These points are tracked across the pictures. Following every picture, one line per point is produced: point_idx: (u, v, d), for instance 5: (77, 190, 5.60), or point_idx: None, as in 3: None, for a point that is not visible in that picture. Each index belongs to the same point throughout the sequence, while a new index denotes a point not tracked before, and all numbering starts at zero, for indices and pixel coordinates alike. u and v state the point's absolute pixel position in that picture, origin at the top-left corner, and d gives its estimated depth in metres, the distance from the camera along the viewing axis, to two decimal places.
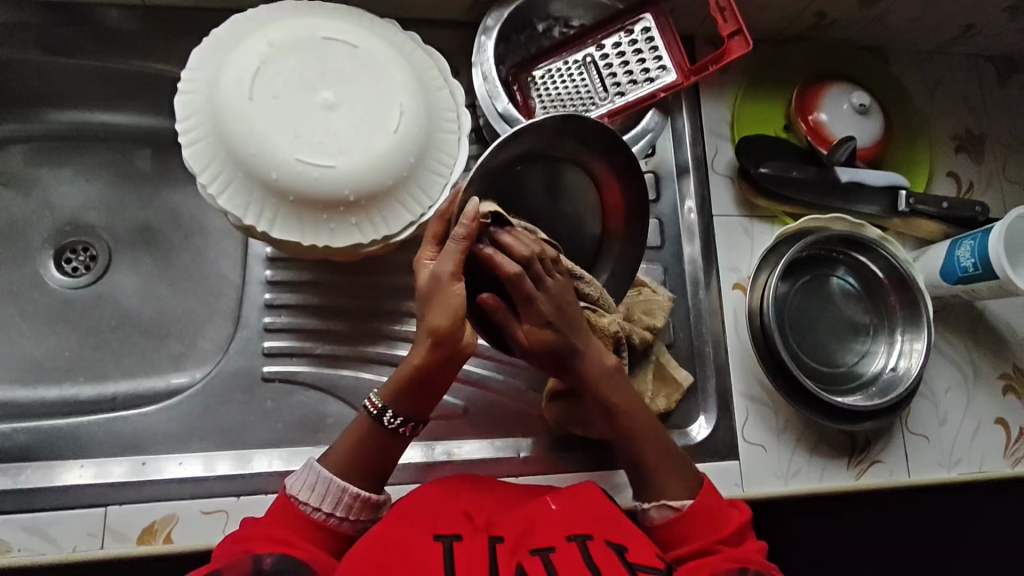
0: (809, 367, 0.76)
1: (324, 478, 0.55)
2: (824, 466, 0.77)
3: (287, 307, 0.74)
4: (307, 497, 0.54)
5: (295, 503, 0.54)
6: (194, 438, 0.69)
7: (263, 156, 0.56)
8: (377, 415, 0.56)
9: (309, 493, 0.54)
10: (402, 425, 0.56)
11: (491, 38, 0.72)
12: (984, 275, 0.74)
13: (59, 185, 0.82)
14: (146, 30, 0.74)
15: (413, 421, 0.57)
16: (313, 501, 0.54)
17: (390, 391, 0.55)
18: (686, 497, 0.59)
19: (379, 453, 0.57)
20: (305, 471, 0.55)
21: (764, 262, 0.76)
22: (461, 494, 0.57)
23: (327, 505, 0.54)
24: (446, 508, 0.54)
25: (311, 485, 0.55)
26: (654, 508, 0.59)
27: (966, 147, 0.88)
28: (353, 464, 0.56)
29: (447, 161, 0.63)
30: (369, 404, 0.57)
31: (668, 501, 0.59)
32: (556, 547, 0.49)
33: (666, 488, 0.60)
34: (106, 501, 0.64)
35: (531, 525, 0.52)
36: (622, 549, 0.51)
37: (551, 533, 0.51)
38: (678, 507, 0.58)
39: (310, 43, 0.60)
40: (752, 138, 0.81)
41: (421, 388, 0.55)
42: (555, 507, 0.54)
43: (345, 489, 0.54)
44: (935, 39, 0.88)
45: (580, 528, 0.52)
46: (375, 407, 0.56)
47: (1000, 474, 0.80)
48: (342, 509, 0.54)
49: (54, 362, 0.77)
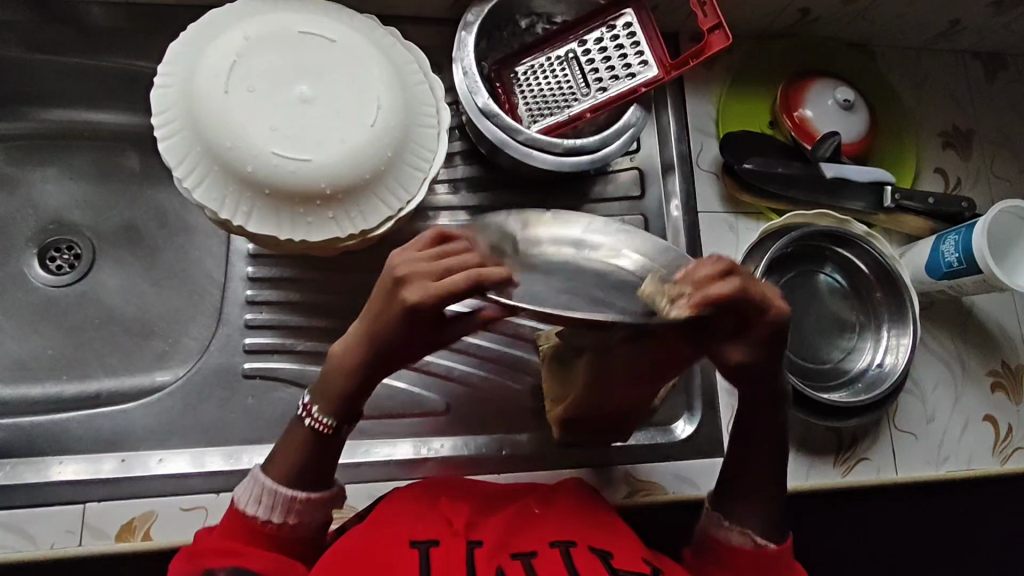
0: (795, 363, 0.76)
1: (266, 487, 0.54)
2: (810, 463, 0.76)
3: (268, 304, 0.74)
4: (255, 510, 0.53)
5: (242, 515, 0.53)
6: (175, 436, 0.69)
7: (239, 149, 0.56)
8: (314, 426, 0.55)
9: (256, 506, 0.53)
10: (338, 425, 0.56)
11: (472, 33, 0.72)
12: (967, 270, 0.74)
13: (44, 185, 0.82)
14: (128, 28, 0.75)
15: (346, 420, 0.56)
16: (261, 513, 0.53)
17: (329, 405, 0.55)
18: (771, 540, 0.57)
19: (327, 462, 0.56)
20: (250, 483, 0.54)
21: (748, 258, 0.76)
22: (441, 497, 0.56)
23: (275, 515, 0.53)
24: (425, 511, 0.53)
25: (257, 498, 0.53)
26: (734, 532, 0.57)
27: (953, 143, 0.88)
28: (298, 477, 0.55)
29: (427, 156, 0.62)
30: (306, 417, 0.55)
31: (750, 532, 0.57)
32: (539, 552, 0.50)
33: (750, 516, 0.58)
34: (84, 498, 0.64)
35: (514, 530, 0.52)
36: (606, 554, 0.51)
37: (534, 537, 0.52)
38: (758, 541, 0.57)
39: (287, 37, 0.60)
40: (738, 134, 0.80)
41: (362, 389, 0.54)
42: (539, 514, 0.54)
43: (292, 496, 0.54)
44: (920, 35, 0.88)
45: (563, 534, 0.52)
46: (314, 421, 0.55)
47: (988, 470, 0.79)
48: (292, 514, 0.54)
49: (37, 361, 0.77)
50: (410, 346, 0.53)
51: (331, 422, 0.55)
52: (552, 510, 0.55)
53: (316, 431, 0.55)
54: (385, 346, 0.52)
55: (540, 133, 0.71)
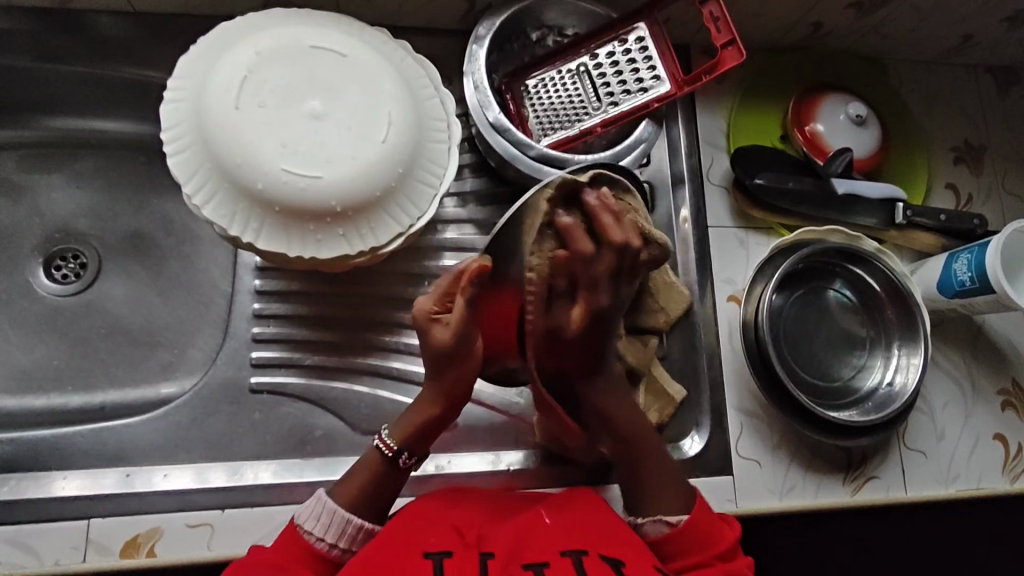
0: (804, 380, 0.75)
1: (329, 508, 0.55)
2: (819, 481, 0.76)
3: (274, 317, 0.74)
4: (312, 527, 0.54)
5: (299, 533, 0.54)
6: (181, 451, 0.68)
7: (249, 165, 0.56)
8: (389, 454, 0.58)
9: (314, 522, 0.54)
10: (406, 458, 0.59)
11: (483, 47, 0.71)
12: (981, 289, 0.73)
13: (50, 193, 0.82)
14: (137, 36, 0.74)
15: (414, 455, 0.60)
16: (317, 531, 0.54)
17: (404, 430, 0.59)
18: (684, 513, 0.57)
19: (391, 490, 0.59)
20: (314, 501, 0.56)
21: (760, 273, 0.75)
22: (451, 508, 0.56)
23: (330, 536, 0.54)
24: (436, 522, 0.53)
25: (316, 515, 0.55)
26: (648, 523, 0.58)
27: (965, 159, 0.87)
28: (366, 502, 0.57)
29: (438, 171, 0.62)
30: (381, 442, 0.59)
31: (664, 515, 0.57)
32: (550, 563, 0.48)
33: (663, 502, 0.59)
34: (88, 514, 0.63)
35: (526, 539, 0.51)
36: (617, 563, 0.50)
37: (545, 547, 0.50)
38: (673, 522, 0.57)
39: (297, 52, 0.59)
40: (749, 149, 0.80)
41: (429, 426, 0.60)
42: (550, 524, 0.53)
43: (349, 521, 0.55)
44: (933, 50, 0.88)
45: (574, 542, 0.51)
46: (389, 448, 0.58)
47: (998, 490, 0.78)
48: (345, 540, 0.55)
49: (41, 372, 0.77)
50: (458, 372, 0.59)
51: (397, 446, 0.59)
52: (563, 519, 0.54)
53: (383, 454, 0.58)
54: (441, 373, 0.60)
55: (550, 148, 0.71)
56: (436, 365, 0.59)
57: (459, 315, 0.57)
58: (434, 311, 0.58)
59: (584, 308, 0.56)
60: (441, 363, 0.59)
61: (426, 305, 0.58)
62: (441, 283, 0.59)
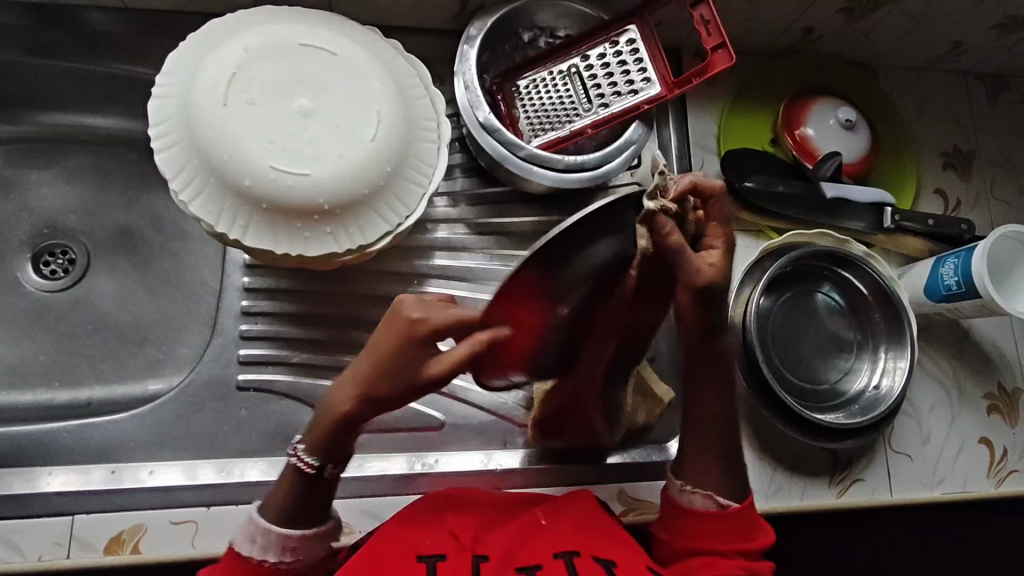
0: (792, 383, 0.76)
1: (261, 528, 0.53)
2: (806, 483, 0.76)
3: (264, 314, 0.74)
4: (251, 549, 0.53)
5: (235, 559, 0.53)
6: (166, 447, 0.68)
7: (236, 162, 0.56)
8: (309, 471, 0.53)
9: (250, 544, 0.53)
10: (328, 468, 0.53)
11: (474, 47, 0.71)
12: (967, 294, 0.74)
13: (39, 188, 0.81)
14: (128, 32, 0.74)
15: (338, 460, 0.54)
16: (257, 552, 0.53)
17: (318, 440, 0.52)
18: (733, 500, 0.58)
19: (324, 497, 0.55)
20: (245, 525, 0.54)
21: (748, 276, 0.76)
22: (446, 509, 0.55)
23: (272, 554, 0.53)
24: (432, 523, 0.53)
25: (252, 536, 0.53)
26: (698, 495, 0.58)
27: (954, 164, 0.88)
28: (296, 510, 0.54)
29: (427, 170, 0.62)
30: (297, 457, 0.53)
31: (715, 496, 0.58)
32: (543, 565, 0.49)
33: (710, 476, 0.59)
34: (72, 510, 0.63)
35: (520, 543, 0.51)
36: (610, 565, 0.50)
37: (539, 548, 0.51)
38: (723, 504, 0.58)
39: (288, 50, 0.59)
40: (739, 153, 0.80)
41: (350, 434, 0.52)
42: (547, 527, 0.53)
43: (285, 538, 0.53)
44: (924, 56, 0.88)
45: (568, 543, 0.51)
46: (307, 465, 0.53)
47: (983, 493, 0.78)
48: (286, 554, 0.53)
49: (29, 367, 0.76)
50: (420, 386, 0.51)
51: (315, 461, 0.53)
52: (560, 521, 0.54)
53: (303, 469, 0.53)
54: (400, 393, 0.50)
55: (540, 149, 0.71)
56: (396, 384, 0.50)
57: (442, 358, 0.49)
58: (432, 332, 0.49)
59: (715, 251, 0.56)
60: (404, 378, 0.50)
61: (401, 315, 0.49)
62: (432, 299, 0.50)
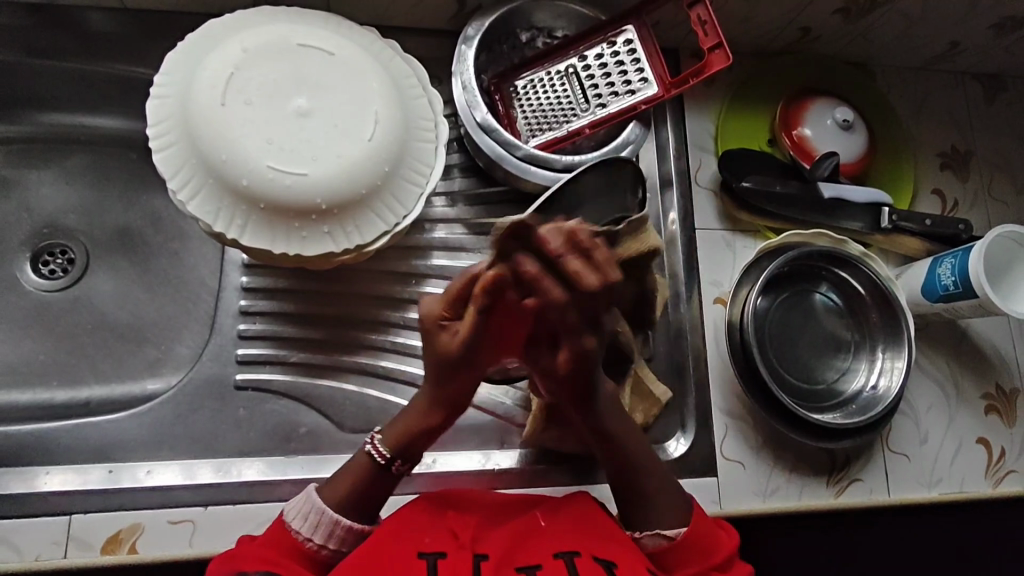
0: (789, 383, 0.76)
1: (317, 508, 0.55)
2: (803, 483, 0.76)
3: (262, 314, 0.74)
4: (300, 526, 0.54)
5: (288, 530, 0.54)
6: (165, 447, 0.68)
7: (234, 161, 0.56)
8: (384, 463, 0.57)
9: (302, 521, 0.55)
10: (397, 464, 0.58)
11: (472, 47, 0.72)
12: (964, 294, 0.74)
13: (38, 188, 0.82)
14: (127, 33, 0.74)
15: (407, 460, 0.58)
16: (305, 530, 0.54)
17: (396, 435, 0.58)
18: (682, 526, 0.58)
19: (382, 494, 0.58)
20: (302, 498, 0.56)
21: (746, 276, 0.76)
22: (448, 510, 0.55)
23: (318, 536, 0.54)
24: (431, 523, 0.53)
25: (304, 514, 0.55)
26: (647, 536, 0.58)
27: (951, 165, 0.88)
28: (355, 505, 0.57)
29: (424, 170, 0.62)
30: (372, 447, 0.58)
31: (663, 529, 0.58)
32: (543, 565, 0.49)
33: (660, 514, 0.59)
34: (70, 509, 0.63)
35: (520, 543, 0.52)
36: (611, 565, 0.50)
37: (539, 550, 0.51)
38: (671, 536, 0.57)
39: (286, 50, 0.59)
40: (737, 152, 0.80)
41: (421, 433, 0.58)
42: (545, 528, 0.53)
43: (337, 522, 0.55)
44: (921, 56, 0.89)
45: (567, 544, 0.51)
46: (382, 455, 0.57)
47: (980, 493, 0.79)
48: (334, 541, 0.55)
49: (27, 366, 0.76)
50: (463, 381, 0.56)
51: (389, 453, 0.58)
52: (559, 522, 0.54)
53: (376, 460, 0.58)
54: (445, 382, 0.56)
55: (538, 149, 0.71)
56: (442, 374, 0.56)
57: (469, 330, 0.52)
58: (443, 315, 0.54)
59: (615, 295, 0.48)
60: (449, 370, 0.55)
61: (432, 310, 0.54)
62: (453, 285, 0.53)
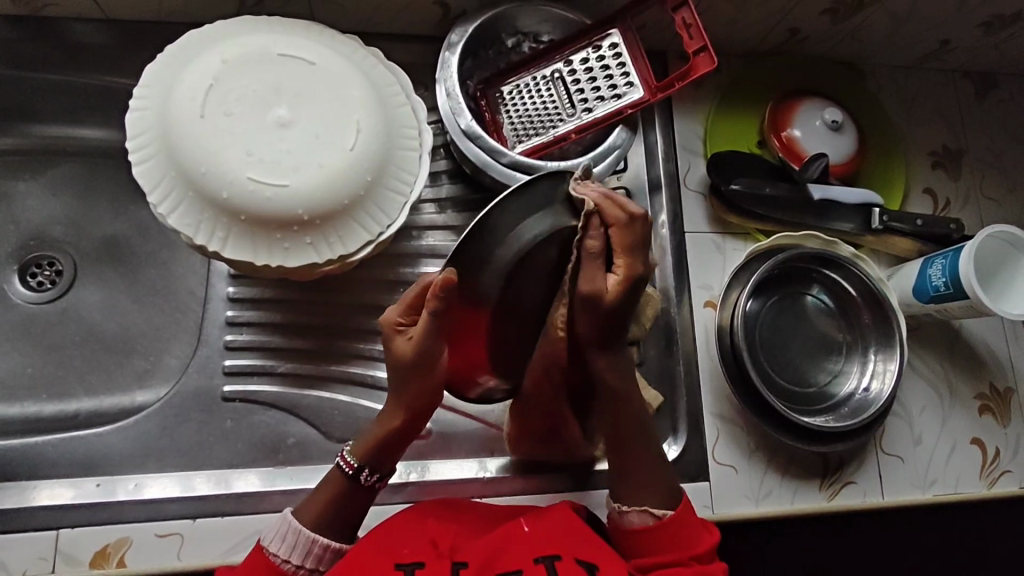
0: (780, 386, 0.75)
1: (293, 528, 0.55)
2: (796, 486, 0.76)
3: (250, 324, 0.73)
4: (277, 548, 0.54)
5: (265, 554, 0.54)
6: (153, 460, 0.68)
7: (214, 174, 0.56)
8: (352, 474, 0.57)
9: (279, 543, 0.54)
10: (371, 478, 0.58)
11: (456, 54, 0.71)
12: (954, 295, 0.73)
13: (25, 200, 0.81)
14: (112, 45, 0.74)
15: (380, 472, 0.58)
16: (282, 552, 0.54)
17: (363, 447, 0.58)
18: (668, 507, 0.58)
19: (357, 508, 0.58)
20: (278, 521, 0.55)
21: (735, 279, 0.76)
22: (430, 517, 0.55)
23: (296, 556, 0.54)
24: (413, 532, 0.53)
25: (282, 535, 0.54)
26: (633, 512, 0.58)
27: (942, 163, 0.87)
28: (330, 519, 0.56)
29: (408, 179, 0.62)
30: (342, 460, 0.58)
31: (650, 507, 0.57)
32: (523, 570, 0.48)
33: (647, 493, 0.58)
34: (58, 524, 0.63)
35: (501, 545, 0.51)
36: (592, 567, 0.50)
37: (520, 552, 0.50)
38: (659, 515, 0.57)
39: (265, 60, 0.59)
40: (726, 155, 0.80)
41: (387, 444, 0.58)
42: (529, 532, 0.52)
43: (315, 540, 0.55)
44: (911, 55, 0.88)
45: (550, 546, 0.51)
46: (349, 466, 0.57)
47: (974, 494, 0.78)
48: (313, 560, 0.54)
49: (16, 380, 0.76)
50: (421, 388, 0.57)
51: (356, 463, 0.57)
52: (543, 523, 0.53)
53: (342, 471, 0.57)
54: (404, 388, 0.57)
55: (523, 156, 0.71)
56: (400, 379, 0.56)
57: (421, 329, 0.53)
58: (401, 323, 0.56)
59: (624, 275, 0.55)
60: (407, 375, 0.55)
61: (391, 316, 0.56)
62: (408, 293, 0.56)
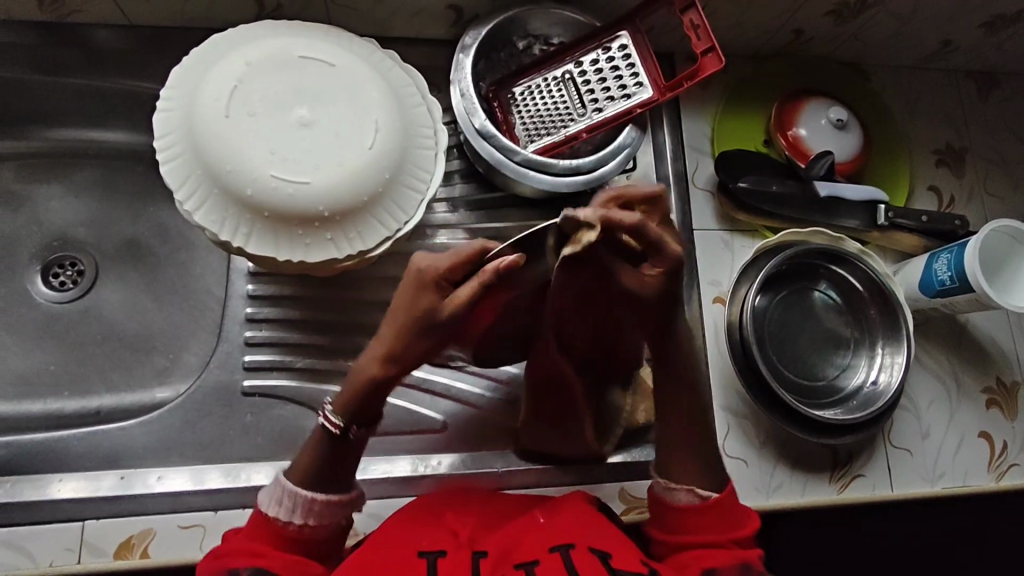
0: (788, 379, 0.76)
1: (288, 491, 0.54)
2: (806, 479, 0.77)
3: (269, 321, 0.75)
4: (275, 512, 0.54)
5: (263, 522, 0.54)
6: (175, 454, 0.70)
7: (239, 172, 0.57)
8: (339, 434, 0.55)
9: (277, 507, 0.54)
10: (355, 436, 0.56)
11: (469, 56, 0.73)
12: (960, 288, 0.74)
13: (48, 202, 0.83)
14: (134, 49, 0.76)
15: (361, 427, 0.56)
16: (283, 515, 0.54)
17: (347, 401, 0.55)
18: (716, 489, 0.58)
19: (345, 463, 0.56)
20: (272, 485, 0.55)
21: (743, 276, 0.77)
22: (447, 509, 0.56)
23: (294, 516, 0.54)
24: (431, 525, 0.54)
25: (278, 499, 0.54)
26: (681, 490, 0.58)
27: (946, 161, 0.89)
28: (318, 477, 0.55)
29: (425, 177, 0.63)
30: (328, 420, 0.55)
31: (698, 487, 0.58)
32: (540, 561, 0.49)
33: (694, 472, 0.58)
34: (83, 516, 0.64)
35: (515, 536, 0.52)
36: (606, 555, 0.50)
37: (534, 545, 0.51)
38: (704, 496, 0.57)
39: (287, 61, 0.61)
40: (734, 153, 0.81)
41: (374, 396, 0.55)
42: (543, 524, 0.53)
43: (312, 498, 0.54)
44: (913, 55, 0.90)
45: (563, 536, 0.52)
46: (336, 426, 0.55)
47: (984, 487, 0.79)
48: (309, 516, 0.54)
49: (38, 377, 0.78)
50: (427, 342, 0.54)
51: (342, 421, 0.55)
52: (556, 515, 0.54)
53: (328, 429, 0.55)
54: (409, 340, 0.53)
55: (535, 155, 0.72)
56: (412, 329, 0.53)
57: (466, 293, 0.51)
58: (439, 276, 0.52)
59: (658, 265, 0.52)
60: (411, 325, 0.53)
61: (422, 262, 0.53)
62: (461, 249, 0.53)
